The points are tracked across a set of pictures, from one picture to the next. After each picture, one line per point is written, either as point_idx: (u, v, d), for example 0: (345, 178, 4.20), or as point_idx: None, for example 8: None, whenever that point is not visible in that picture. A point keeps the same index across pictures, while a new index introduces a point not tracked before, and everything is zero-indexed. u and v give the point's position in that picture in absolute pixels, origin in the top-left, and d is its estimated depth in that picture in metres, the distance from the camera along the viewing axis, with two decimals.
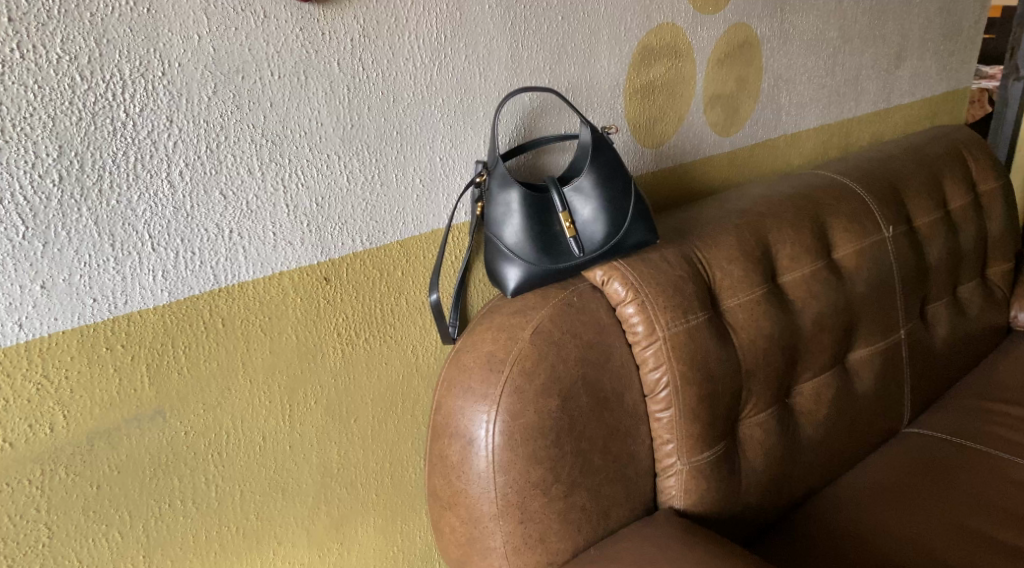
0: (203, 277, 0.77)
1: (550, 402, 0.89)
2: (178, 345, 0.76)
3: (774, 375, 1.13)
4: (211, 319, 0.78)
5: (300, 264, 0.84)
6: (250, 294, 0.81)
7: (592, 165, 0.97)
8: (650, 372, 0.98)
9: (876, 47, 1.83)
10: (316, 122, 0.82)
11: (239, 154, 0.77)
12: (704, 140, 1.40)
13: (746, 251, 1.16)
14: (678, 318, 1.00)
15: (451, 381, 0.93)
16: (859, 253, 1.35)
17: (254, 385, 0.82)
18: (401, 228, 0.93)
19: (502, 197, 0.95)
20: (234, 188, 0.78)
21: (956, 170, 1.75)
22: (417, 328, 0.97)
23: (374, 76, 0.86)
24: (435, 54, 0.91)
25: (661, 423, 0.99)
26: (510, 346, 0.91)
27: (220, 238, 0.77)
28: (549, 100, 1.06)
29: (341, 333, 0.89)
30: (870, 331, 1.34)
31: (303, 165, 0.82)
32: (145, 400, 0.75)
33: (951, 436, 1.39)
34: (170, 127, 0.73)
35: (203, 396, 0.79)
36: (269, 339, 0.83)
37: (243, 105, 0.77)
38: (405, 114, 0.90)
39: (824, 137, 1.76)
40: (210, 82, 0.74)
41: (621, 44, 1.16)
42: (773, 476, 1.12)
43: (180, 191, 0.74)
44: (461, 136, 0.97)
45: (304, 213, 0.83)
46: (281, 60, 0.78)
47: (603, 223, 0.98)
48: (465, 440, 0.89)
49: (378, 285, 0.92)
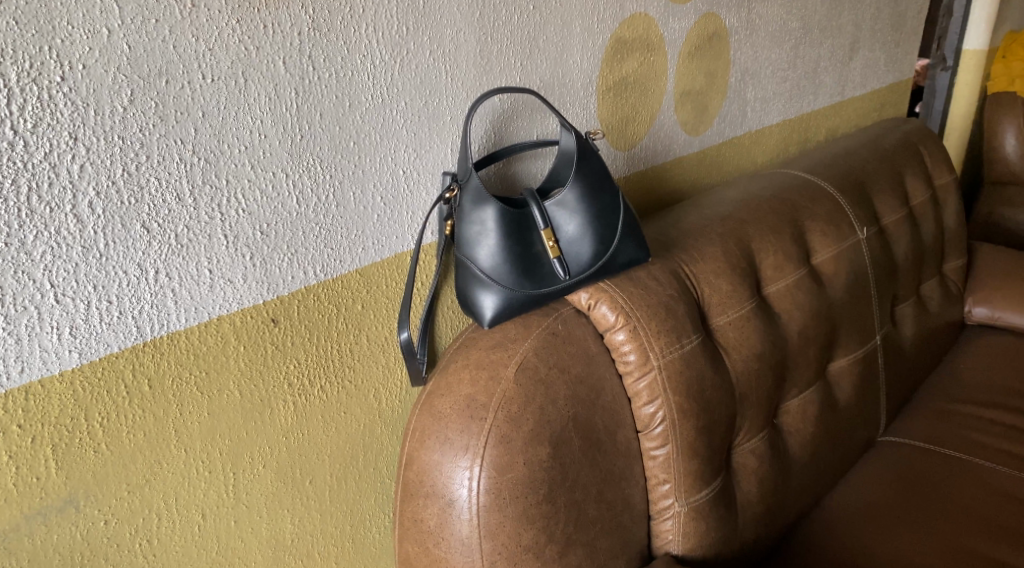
0: (122, 331, 0.62)
1: (541, 451, 0.78)
2: (93, 417, 0.61)
3: (765, 397, 1.06)
4: (135, 381, 0.63)
5: (242, 306, 0.70)
6: (183, 346, 0.66)
7: (577, 176, 0.86)
8: (645, 406, 0.88)
9: (833, 37, 1.78)
10: (259, 133, 0.68)
11: (164, 177, 0.62)
12: (675, 139, 1.30)
13: (733, 262, 1.07)
14: (672, 343, 0.90)
15: (424, 430, 0.81)
16: (837, 258, 1.29)
17: (189, 455, 0.68)
18: (361, 254, 0.80)
19: (476, 215, 0.82)
20: (160, 219, 0.63)
21: (914, 165, 1.72)
22: (381, 369, 0.84)
23: (326, 78, 0.72)
24: (396, 49, 0.78)
25: (656, 462, 0.89)
26: (492, 389, 0.80)
27: (143, 281, 0.63)
28: (523, 100, 0.94)
29: (293, 383, 0.76)
30: (849, 339, 1.29)
31: (243, 186, 0.68)
32: (51, 489, 0.60)
33: (927, 444, 1.36)
34: (74, 147, 0.57)
35: (125, 475, 0.64)
36: (208, 399, 0.69)
37: (168, 116, 0.62)
38: (362, 121, 0.76)
39: (785, 133, 1.70)
40: (125, 87, 0.59)
41: (595, 37, 1.05)
42: (766, 505, 1.05)
43: (91, 226, 0.59)
44: (427, 145, 0.84)
45: (246, 244, 0.69)
46: (214, 60, 0.64)
47: (591, 241, 0.87)
48: (444, 502, 0.77)
49: (335, 323, 0.78)
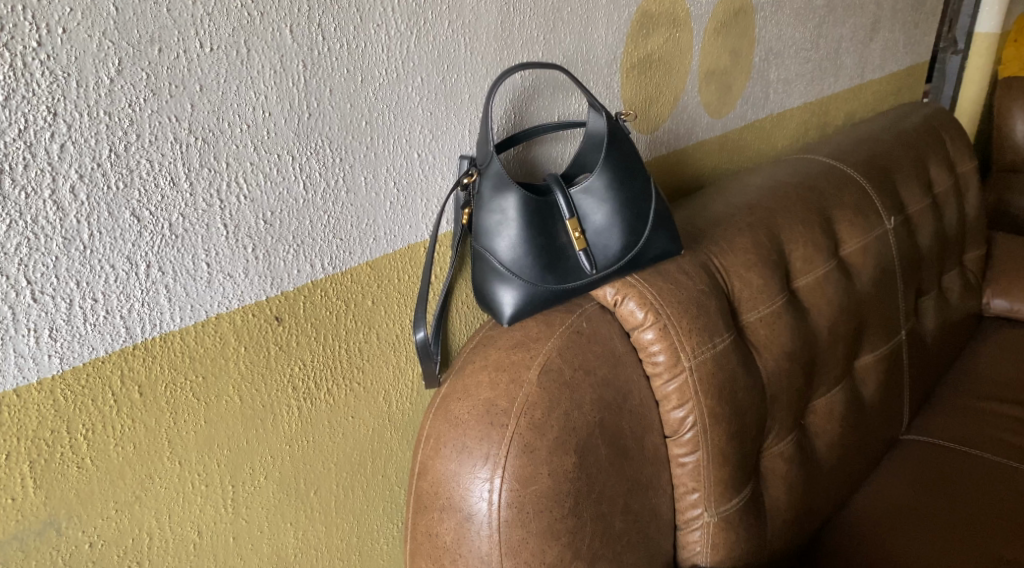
0: (109, 333, 0.55)
1: (567, 461, 0.72)
2: (76, 429, 0.55)
3: (793, 397, 1.00)
4: (123, 388, 0.56)
5: (243, 303, 0.63)
6: (177, 349, 0.59)
7: (607, 161, 0.78)
8: (674, 410, 0.83)
9: (857, 16, 1.70)
10: (262, 110, 0.61)
11: (157, 159, 0.55)
12: (697, 122, 1.23)
13: (763, 254, 1.01)
14: (703, 343, 0.84)
15: (439, 437, 0.75)
16: (865, 248, 1.23)
17: (184, 467, 0.61)
18: (372, 244, 0.73)
19: (496, 203, 0.75)
20: (152, 206, 0.56)
21: (937, 151, 1.65)
22: (391, 370, 0.78)
23: (337, 49, 0.65)
24: (412, 19, 0.70)
25: (684, 469, 0.84)
26: (514, 393, 0.73)
27: (133, 277, 0.56)
28: (545, 78, 0.87)
29: (298, 387, 0.69)
30: (875, 335, 1.23)
31: (246, 170, 0.61)
32: (28, 511, 0.53)
33: (952, 444, 1.31)
34: (53, 123, 0.50)
35: (112, 493, 0.57)
36: (205, 406, 0.62)
37: (161, 89, 0.55)
38: (376, 97, 0.69)
39: (805, 116, 1.63)
40: (112, 55, 0.52)
41: (620, 10, 0.97)
42: (792, 511, 1.00)
43: (73, 214, 0.52)
44: (443, 125, 0.77)
45: (248, 235, 0.62)
46: (213, 26, 0.56)
47: (620, 232, 0.80)
48: (461, 516, 0.71)
49: (344, 320, 0.72)
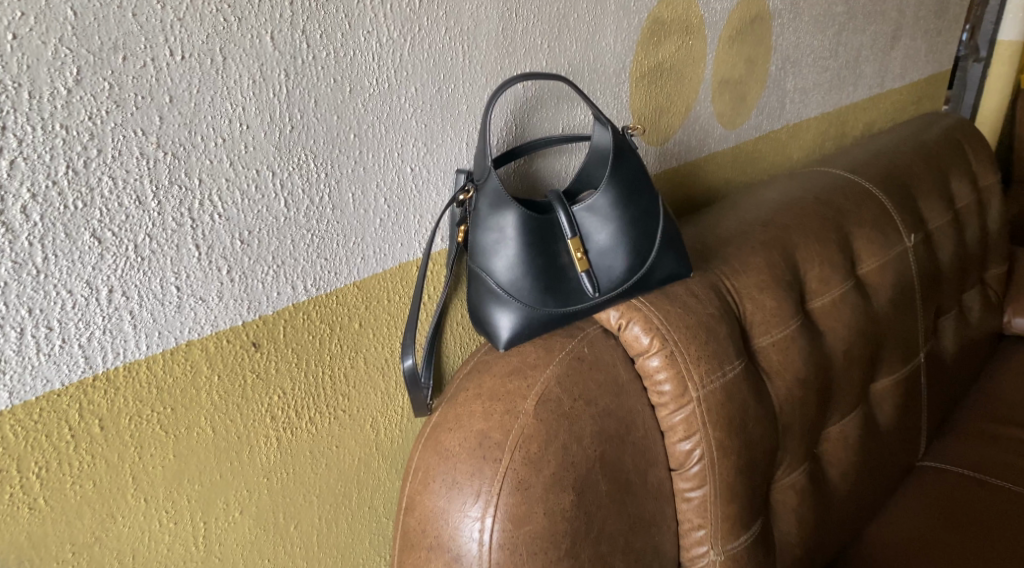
0: (66, 363, 0.51)
1: (564, 498, 0.67)
2: (28, 468, 0.50)
3: (806, 425, 0.95)
4: (82, 423, 0.52)
5: (217, 328, 0.59)
6: (143, 378, 0.55)
7: (613, 177, 0.74)
8: (680, 443, 0.78)
9: (878, 23, 1.65)
10: (239, 123, 0.57)
11: (120, 176, 0.51)
12: (710, 133, 1.18)
13: (777, 275, 0.96)
14: (712, 371, 0.79)
15: (428, 470, 0.70)
16: (884, 267, 1.18)
17: (150, 505, 0.57)
18: (360, 264, 0.68)
19: (493, 221, 0.71)
20: (115, 226, 0.51)
21: (959, 164, 1.59)
22: (379, 396, 0.73)
23: (322, 57, 0.60)
24: (405, 26, 0.66)
25: (690, 504, 0.79)
26: (509, 425, 0.69)
27: (94, 302, 0.51)
28: (548, 87, 0.82)
29: (277, 417, 0.65)
30: (893, 358, 1.18)
31: (221, 186, 0.56)
32: None
33: (973, 472, 1.25)
34: (2, 137, 0.46)
35: (69, 534, 0.53)
36: (173, 439, 0.58)
37: (126, 101, 0.50)
38: (365, 108, 0.65)
39: (822, 127, 1.57)
40: (70, 63, 0.48)
41: (630, 16, 0.92)
42: (802, 546, 0.95)
43: (25, 236, 0.48)
44: (438, 138, 0.72)
45: (223, 255, 0.58)
46: (185, 32, 0.52)
47: (625, 252, 0.75)
48: (450, 556, 0.66)
49: (328, 345, 0.67)
